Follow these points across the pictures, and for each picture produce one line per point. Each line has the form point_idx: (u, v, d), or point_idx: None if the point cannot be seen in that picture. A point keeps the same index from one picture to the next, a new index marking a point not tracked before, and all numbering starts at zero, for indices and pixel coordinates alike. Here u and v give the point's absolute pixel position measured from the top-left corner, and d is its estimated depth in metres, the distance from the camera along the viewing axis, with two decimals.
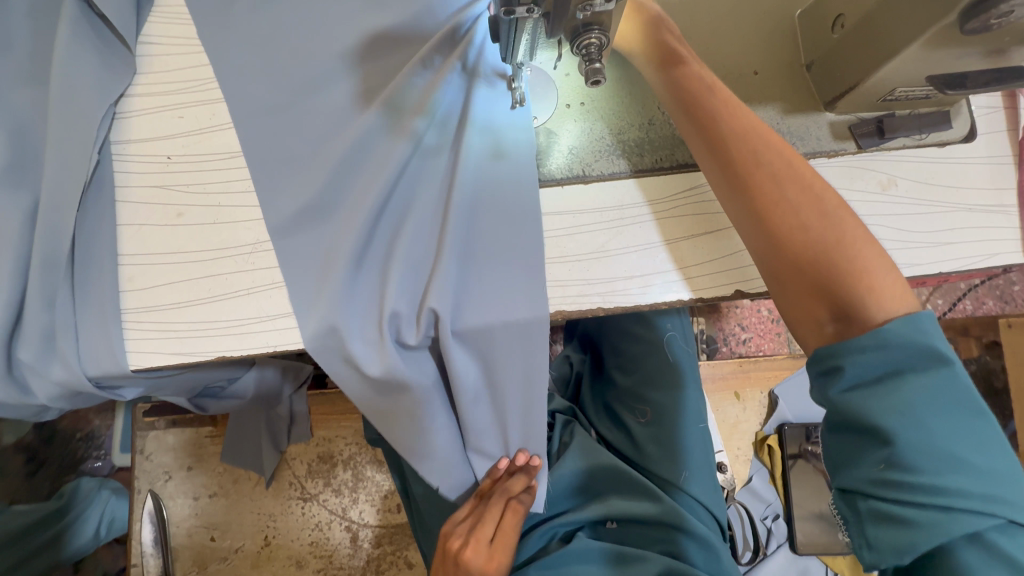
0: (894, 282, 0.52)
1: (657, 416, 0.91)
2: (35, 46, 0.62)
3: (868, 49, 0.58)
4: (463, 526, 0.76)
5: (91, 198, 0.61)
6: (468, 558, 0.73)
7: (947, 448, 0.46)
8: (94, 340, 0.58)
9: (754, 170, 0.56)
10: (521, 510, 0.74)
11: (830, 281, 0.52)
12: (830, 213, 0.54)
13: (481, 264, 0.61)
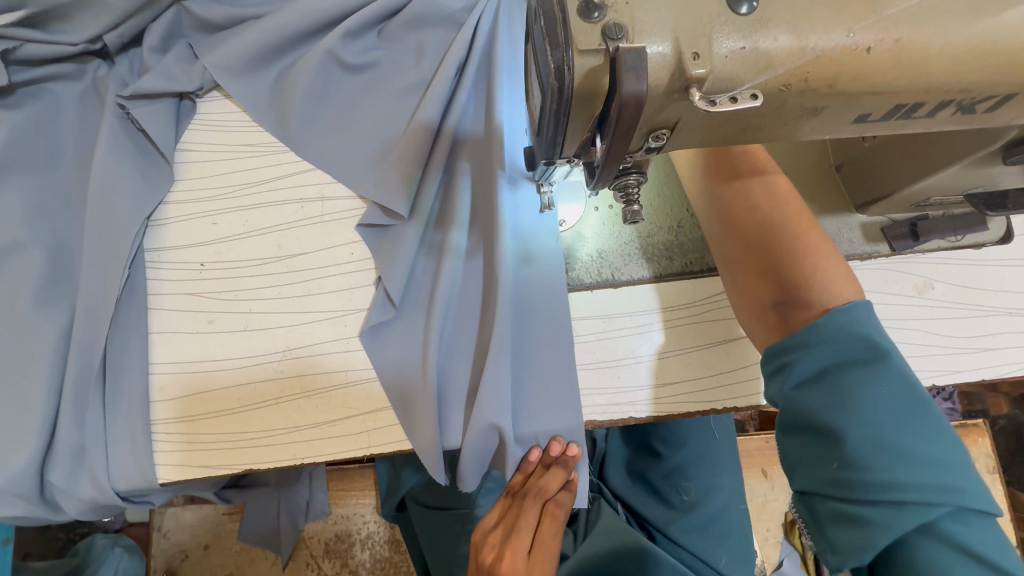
0: (838, 269, 0.53)
1: (698, 496, 0.90)
2: (79, 160, 0.64)
3: (903, 164, 0.57)
4: (494, 539, 0.66)
5: (123, 310, 0.61)
6: (505, 574, 0.61)
7: (894, 443, 0.43)
8: (123, 456, 0.58)
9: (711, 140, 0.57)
10: (560, 516, 0.64)
11: (774, 260, 0.53)
12: (774, 203, 0.55)
13: (533, 371, 0.61)
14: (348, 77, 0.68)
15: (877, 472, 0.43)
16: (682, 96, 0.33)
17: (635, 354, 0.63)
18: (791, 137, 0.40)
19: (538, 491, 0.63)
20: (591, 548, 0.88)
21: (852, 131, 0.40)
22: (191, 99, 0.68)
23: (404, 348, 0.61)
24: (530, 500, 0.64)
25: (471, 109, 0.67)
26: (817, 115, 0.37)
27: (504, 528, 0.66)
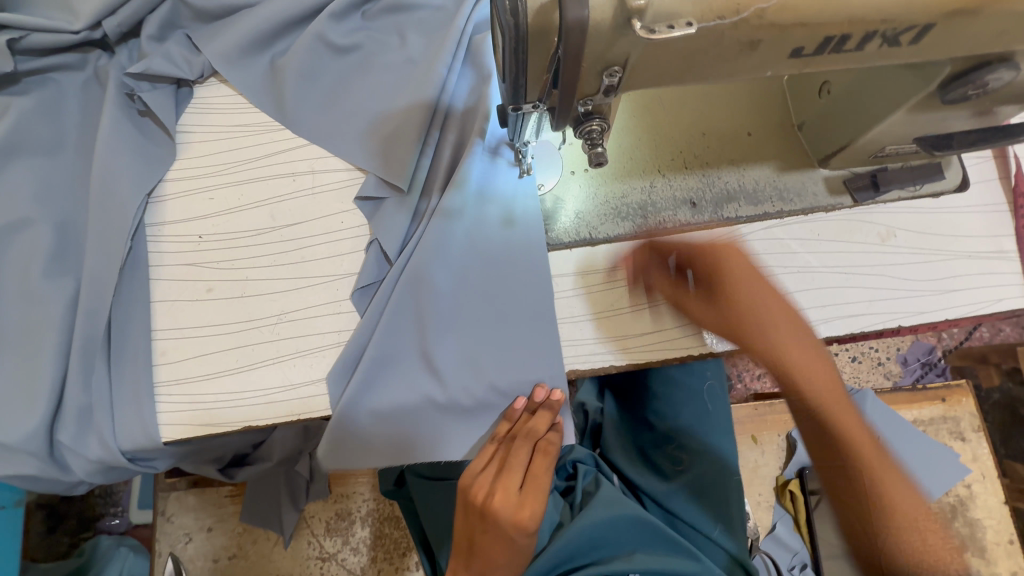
0: (850, 408, 0.60)
1: (692, 462, 0.90)
2: (82, 143, 0.68)
3: (857, 114, 0.61)
4: (486, 475, 0.68)
5: (126, 280, 0.64)
6: (497, 509, 0.66)
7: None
8: (127, 416, 0.60)
9: (756, 336, 0.60)
10: (553, 452, 0.66)
11: (836, 431, 0.58)
12: (807, 357, 0.60)
13: (493, 320, 0.64)
14: (335, 59, 0.72)
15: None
16: (626, 30, 0.37)
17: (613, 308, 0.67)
18: (737, 74, 0.44)
19: (526, 424, 0.64)
20: (590, 520, 0.87)
21: (792, 66, 0.44)
22: (189, 85, 0.72)
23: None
24: (519, 437, 0.64)
25: (463, 86, 0.71)
26: (755, 49, 0.41)
27: (497, 468, 0.67)
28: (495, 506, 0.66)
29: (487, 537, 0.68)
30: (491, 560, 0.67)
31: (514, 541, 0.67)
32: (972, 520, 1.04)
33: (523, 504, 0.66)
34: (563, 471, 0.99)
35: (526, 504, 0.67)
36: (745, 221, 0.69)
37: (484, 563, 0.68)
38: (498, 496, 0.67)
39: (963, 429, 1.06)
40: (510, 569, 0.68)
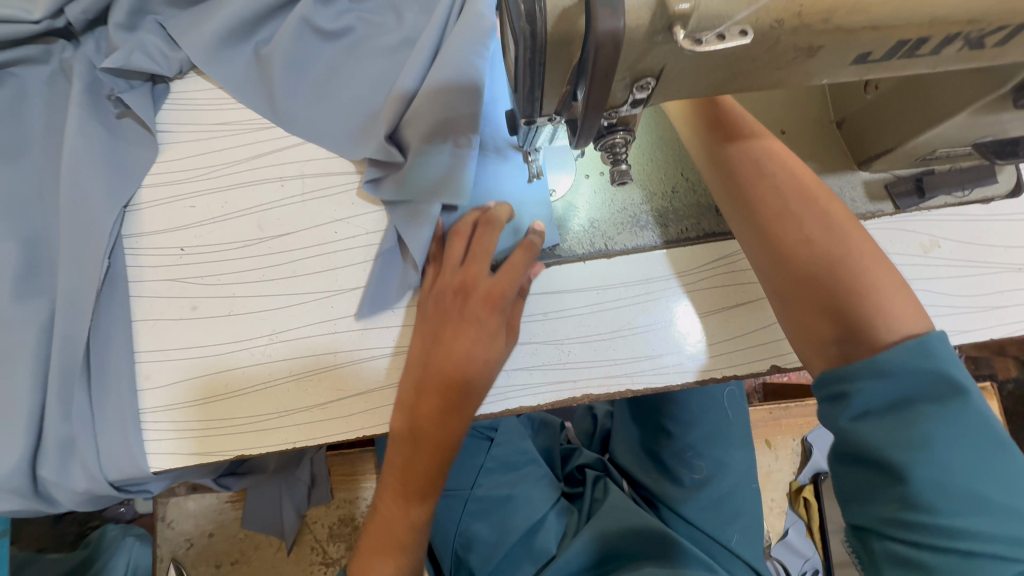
0: (898, 291, 0.47)
1: (710, 474, 0.84)
2: (50, 146, 0.62)
3: (906, 115, 0.54)
4: (452, 271, 0.58)
5: (106, 298, 0.60)
6: (461, 296, 0.56)
7: (971, 486, 0.39)
8: (112, 444, 0.57)
9: (756, 181, 0.53)
10: (535, 246, 0.57)
11: (813, 273, 0.49)
12: (794, 197, 0.52)
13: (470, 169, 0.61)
14: (326, 45, 0.65)
15: (948, 519, 0.38)
16: (666, 37, 0.31)
17: (623, 326, 0.62)
18: (789, 81, 0.38)
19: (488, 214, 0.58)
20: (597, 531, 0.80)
21: (854, 72, 0.38)
22: (165, 81, 0.65)
23: (383, 285, 0.61)
24: (485, 222, 0.57)
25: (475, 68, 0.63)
26: (814, 55, 0.34)
27: (459, 258, 0.58)
28: (463, 296, 0.56)
29: (454, 338, 0.55)
30: (458, 365, 0.54)
31: (486, 337, 0.55)
32: None
33: (497, 290, 0.56)
34: (571, 478, 0.95)
35: (500, 292, 0.56)
36: None
37: (449, 368, 0.54)
38: (468, 286, 0.56)
39: None
40: (476, 373, 0.55)
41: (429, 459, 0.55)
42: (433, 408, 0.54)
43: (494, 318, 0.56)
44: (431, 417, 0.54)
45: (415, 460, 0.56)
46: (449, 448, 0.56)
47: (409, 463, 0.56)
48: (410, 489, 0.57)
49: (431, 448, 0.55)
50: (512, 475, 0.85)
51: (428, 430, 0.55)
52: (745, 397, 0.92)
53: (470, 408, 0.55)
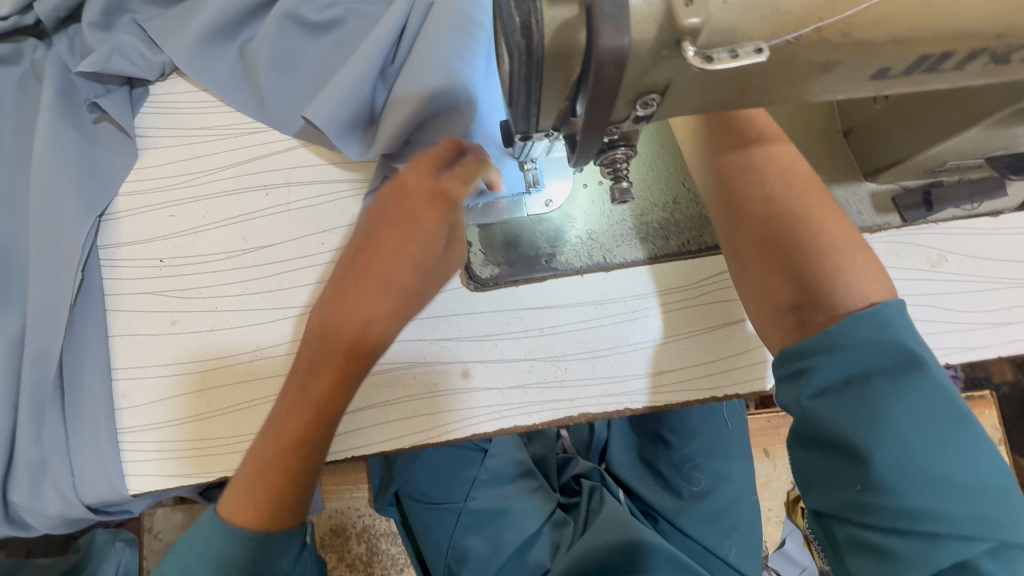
0: (862, 256, 0.46)
1: (709, 487, 0.83)
2: (21, 152, 0.59)
3: (917, 127, 0.52)
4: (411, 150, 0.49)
5: (81, 313, 0.57)
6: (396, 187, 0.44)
7: (933, 465, 0.36)
8: (87, 467, 0.54)
9: (723, 131, 0.51)
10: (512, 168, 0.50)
11: (771, 232, 0.48)
12: (757, 150, 0.50)
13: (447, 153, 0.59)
14: (314, 43, 0.62)
15: (910, 502, 0.36)
16: (674, 54, 0.28)
17: (621, 343, 0.60)
18: (803, 96, 0.35)
19: None
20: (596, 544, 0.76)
21: (871, 88, 0.35)
22: (144, 83, 0.62)
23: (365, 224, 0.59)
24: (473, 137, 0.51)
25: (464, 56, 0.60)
26: (830, 71, 0.32)
27: None
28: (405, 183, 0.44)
29: (386, 228, 0.44)
30: (382, 265, 0.43)
31: (417, 236, 0.43)
32: None
33: (448, 184, 0.43)
34: (567, 488, 0.92)
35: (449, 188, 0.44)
36: None
37: (374, 264, 0.43)
38: (414, 170, 0.44)
39: None
40: (400, 281, 0.43)
41: (321, 394, 0.44)
42: (341, 302, 0.44)
43: (431, 212, 0.43)
44: (337, 319, 0.44)
45: (299, 394, 0.45)
46: (346, 386, 0.44)
47: (292, 400, 0.45)
48: (283, 438, 0.44)
49: (323, 375, 0.44)
50: (506, 489, 0.82)
51: (329, 338, 0.43)
52: (744, 407, 0.91)
53: (396, 322, 0.45)
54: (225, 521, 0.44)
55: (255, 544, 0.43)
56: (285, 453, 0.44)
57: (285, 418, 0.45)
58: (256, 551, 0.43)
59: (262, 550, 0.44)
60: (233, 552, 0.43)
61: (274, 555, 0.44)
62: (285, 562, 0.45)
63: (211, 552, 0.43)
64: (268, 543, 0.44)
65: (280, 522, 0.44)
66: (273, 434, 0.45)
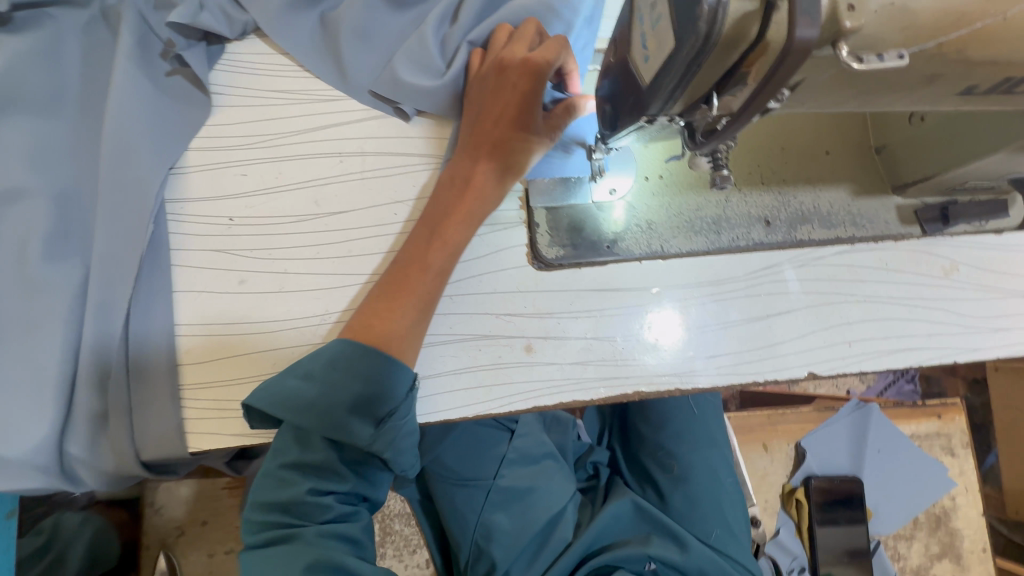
0: None
1: (685, 471, 0.85)
2: (88, 98, 0.57)
3: (949, 149, 0.58)
4: (501, 67, 0.55)
5: (147, 266, 0.56)
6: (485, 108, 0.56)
7: None
8: (148, 422, 0.53)
9: None
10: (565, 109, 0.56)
11: None
12: None
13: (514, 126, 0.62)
14: (396, 17, 0.62)
15: None
16: (826, 52, 0.32)
17: (675, 323, 0.64)
18: (898, 104, 0.40)
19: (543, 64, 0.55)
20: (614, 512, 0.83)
21: (955, 102, 0.40)
22: (220, 41, 0.61)
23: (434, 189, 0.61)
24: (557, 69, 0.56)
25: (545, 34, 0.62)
26: (932, 83, 0.37)
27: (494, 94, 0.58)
28: (496, 112, 0.55)
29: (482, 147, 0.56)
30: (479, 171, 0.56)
31: (504, 154, 0.55)
32: (953, 529, 1.09)
33: (531, 110, 0.54)
34: (583, 471, 0.97)
35: (531, 116, 0.55)
36: (818, 244, 0.67)
37: (472, 175, 0.56)
38: (502, 99, 0.55)
39: (954, 445, 1.11)
40: (482, 174, 0.56)
41: (427, 285, 0.54)
42: (447, 205, 0.56)
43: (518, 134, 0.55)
44: (442, 218, 0.56)
45: (402, 293, 0.53)
46: (445, 272, 0.55)
47: (393, 298, 0.53)
48: (389, 332, 0.52)
49: (428, 271, 0.54)
50: (533, 469, 0.84)
51: (437, 228, 0.55)
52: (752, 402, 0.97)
53: (473, 217, 0.56)
54: (333, 372, 0.50)
55: (352, 402, 0.50)
56: (390, 344, 0.52)
57: (387, 319, 0.52)
58: (345, 414, 0.50)
59: (352, 412, 0.50)
60: (331, 403, 0.50)
61: (360, 419, 0.50)
62: (364, 432, 0.50)
63: (314, 400, 0.50)
64: (364, 404, 0.50)
65: (377, 386, 0.51)
66: (374, 329, 0.52)
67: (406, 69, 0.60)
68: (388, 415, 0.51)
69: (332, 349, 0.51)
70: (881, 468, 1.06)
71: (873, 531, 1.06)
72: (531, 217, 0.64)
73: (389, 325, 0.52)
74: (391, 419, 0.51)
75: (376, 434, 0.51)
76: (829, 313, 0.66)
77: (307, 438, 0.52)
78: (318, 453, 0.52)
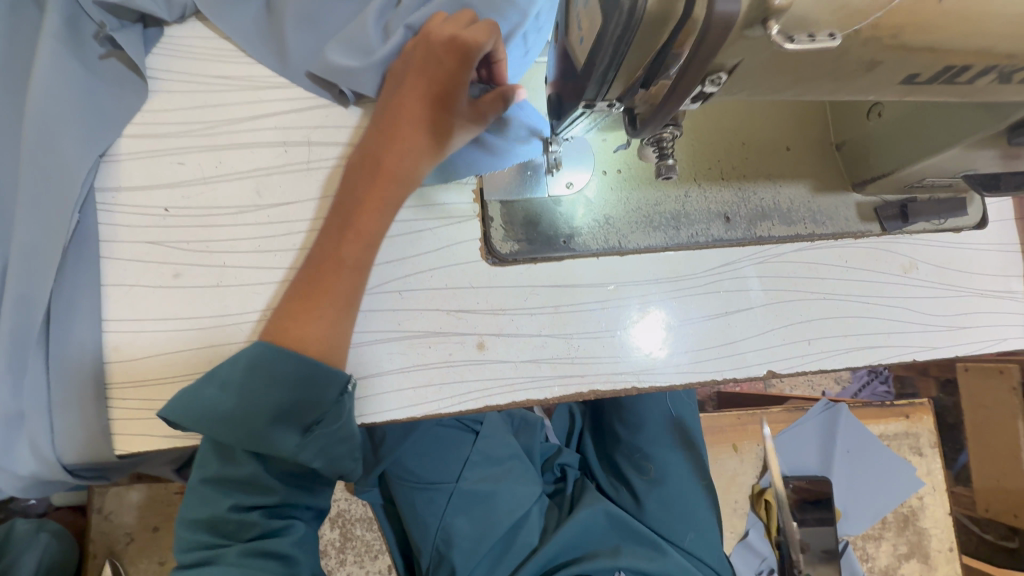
0: None
1: (663, 475, 0.83)
2: (13, 80, 0.54)
3: (906, 144, 0.58)
4: (425, 51, 0.54)
5: (73, 257, 0.53)
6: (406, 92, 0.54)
7: None
8: (68, 423, 0.50)
9: None
10: (496, 99, 0.55)
11: None
12: None
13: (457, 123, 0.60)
14: (344, 3, 0.60)
15: None
16: (756, 32, 0.31)
17: (654, 329, 0.62)
18: (838, 92, 0.39)
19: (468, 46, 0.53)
20: (583, 518, 0.80)
21: (898, 92, 0.40)
22: (158, 24, 0.59)
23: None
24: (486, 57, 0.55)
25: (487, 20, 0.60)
26: (872, 70, 0.36)
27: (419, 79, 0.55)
28: (419, 96, 0.54)
29: (397, 132, 0.54)
30: (393, 156, 0.54)
31: (424, 139, 0.54)
32: (920, 529, 1.09)
33: (455, 94, 0.53)
34: (550, 474, 0.93)
35: (453, 100, 0.54)
36: (778, 241, 0.66)
37: (384, 160, 0.54)
38: (426, 82, 0.54)
39: (922, 445, 1.11)
40: (399, 159, 0.54)
41: (346, 283, 0.52)
42: (359, 191, 0.54)
43: (437, 118, 0.54)
44: (354, 207, 0.54)
45: (318, 294, 0.51)
46: (362, 266, 0.53)
47: (311, 298, 0.51)
48: (308, 334, 0.50)
49: (345, 264, 0.52)
50: (496, 471, 0.82)
51: (350, 219, 0.53)
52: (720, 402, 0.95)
53: (388, 205, 0.54)
54: (251, 377, 0.48)
55: (275, 410, 0.48)
56: (310, 347, 0.49)
57: (305, 324, 0.50)
58: (265, 424, 0.48)
59: (275, 423, 0.48)
60: (250, 414, 0.48)
61: (283, 428, 0.49)
62: (287, 443, 0.49)
63: (231, 410, 0.48)
64: (285, 413, 0.49)
65: (300, 392, 0.49)
66: (291, 333, 0.50)
67: (350, 54, 0.57)
68: (314, 422, 0.50)
69: (252, 353, 0.48)
70: (849, 469, 1.06)
71: (841, 531, 1.05)
72: (485, 212, 0.62)
73: (308, 329, 0.50)
74: (318, 427, 0.50)
75: (302, 444, 0.49)
76: (788, 311, 0.65)
77: (230, 451, 0.50)
78: (243, 467, 0.50)
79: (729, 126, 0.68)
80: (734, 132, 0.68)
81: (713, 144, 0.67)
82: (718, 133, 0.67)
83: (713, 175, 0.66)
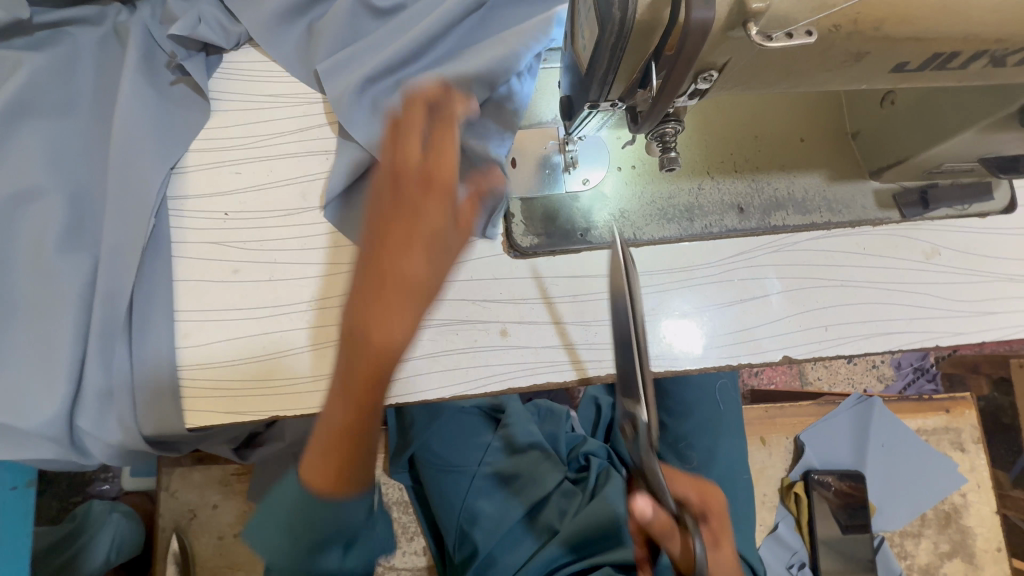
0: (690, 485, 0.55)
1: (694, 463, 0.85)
2: (98, 106, 0.63)
3: (919, 129, 0.59)
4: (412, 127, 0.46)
5: (149, 258, 0.61)
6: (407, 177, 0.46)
7: None
8: (147, 400, 0.58)
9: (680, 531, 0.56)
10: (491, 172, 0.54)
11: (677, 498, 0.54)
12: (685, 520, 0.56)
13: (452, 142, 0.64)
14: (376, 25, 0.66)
15: None
16: (738, 33, 0.34)
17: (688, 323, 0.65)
18: (829, 83, 0.42)
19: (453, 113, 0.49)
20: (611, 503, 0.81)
21: (889, 81, 0.42)
22: (218, 52, 0.67)
23: None
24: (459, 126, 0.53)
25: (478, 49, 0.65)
26: (859, 61, 0.39)
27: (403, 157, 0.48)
28: (422, 178, 0.46)
29: (418, 217, 0.46)
30: (420, 246, 0.46)
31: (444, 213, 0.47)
32: (964, 527, 1.06)
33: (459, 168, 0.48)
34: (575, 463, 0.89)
35: (458, 166, 0.48)
36: (792, 230, 0.68)
37: (404, 253, 0.46)
38: (425, 163, 0.46)
39: (963, 440, 1.08)
40: (433, 247, 0.47)
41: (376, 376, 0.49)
42: (390, 286, 0.47)
43: (453, 192, 0.47)
44: (377, 318, 0.47)
45: (362, 394, 0.48)
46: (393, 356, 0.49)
47: (347, 412, 0.48)
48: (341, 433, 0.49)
49: (363, 354, 0.49)
50: (521, 457, 0.86)
51: (377, 318, 0.47)
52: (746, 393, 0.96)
53: (419, 298, 0.47)
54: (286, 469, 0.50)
55: None
56: (351, 437, 0.49)
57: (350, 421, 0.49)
58: None
59: None
60: None
61: None
62: None
63: None
64: None
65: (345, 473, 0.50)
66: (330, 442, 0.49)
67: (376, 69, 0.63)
68: None
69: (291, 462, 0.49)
70: (885, 464, 1.04)
71: (876, 527, 1.03)
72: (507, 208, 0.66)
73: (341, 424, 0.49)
74: None
75: None
76: (804, 298, 0.66)
77: None
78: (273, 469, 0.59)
79: (739, 120, 0.70)
80: (746, 126, 0.70)
81: (724, 138, 0.69)
82: (728, 127, 0.69)
83: (724, 168, 0.69)
